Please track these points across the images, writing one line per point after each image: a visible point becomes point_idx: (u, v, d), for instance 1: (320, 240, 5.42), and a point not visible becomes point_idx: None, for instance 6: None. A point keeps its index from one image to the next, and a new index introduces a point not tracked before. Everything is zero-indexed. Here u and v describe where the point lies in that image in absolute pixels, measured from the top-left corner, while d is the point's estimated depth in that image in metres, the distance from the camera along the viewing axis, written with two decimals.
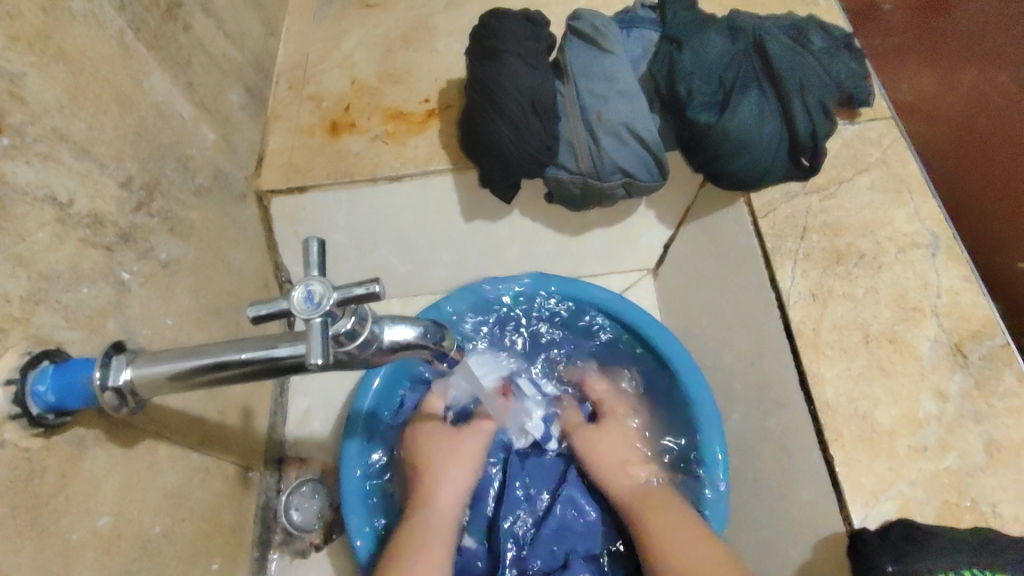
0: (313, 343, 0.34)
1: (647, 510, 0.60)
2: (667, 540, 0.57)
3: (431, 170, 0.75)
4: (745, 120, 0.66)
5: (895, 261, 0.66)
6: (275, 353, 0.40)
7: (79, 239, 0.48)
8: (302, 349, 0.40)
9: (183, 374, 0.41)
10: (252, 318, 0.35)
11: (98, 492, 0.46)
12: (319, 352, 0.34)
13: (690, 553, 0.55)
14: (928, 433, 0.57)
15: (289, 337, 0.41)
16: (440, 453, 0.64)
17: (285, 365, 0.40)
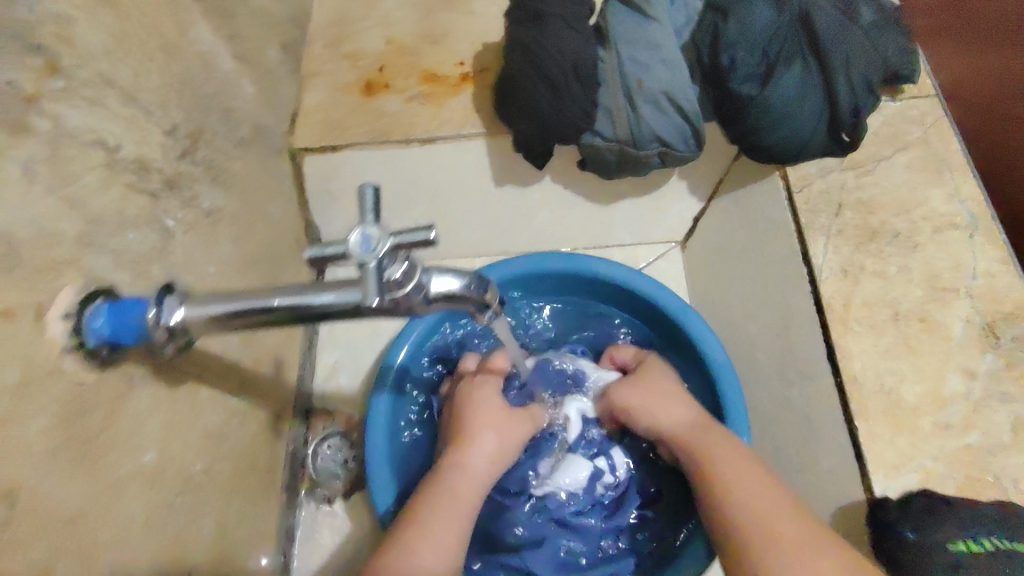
0: (368, 285, 0.36)
1: (716, 459, 0.55)
2: (733, 484, 0.52)
3: (465, 133, 0.76)
4: (787, 94, 0.65)
5: (929, 241, 0.65)
6: (322, 301, 0.41)
7: (125, 185, 0.49)
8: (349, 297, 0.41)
9: (231, 317, 0.42)
10: (308, 258, 0.37)
11: (146, 427, 0.48)
12: (374, 292, 0.36)
13: (753, 495, 0.51)
14: (953, 411, 0.57)
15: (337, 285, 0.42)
16: (473, 414, 0.62)
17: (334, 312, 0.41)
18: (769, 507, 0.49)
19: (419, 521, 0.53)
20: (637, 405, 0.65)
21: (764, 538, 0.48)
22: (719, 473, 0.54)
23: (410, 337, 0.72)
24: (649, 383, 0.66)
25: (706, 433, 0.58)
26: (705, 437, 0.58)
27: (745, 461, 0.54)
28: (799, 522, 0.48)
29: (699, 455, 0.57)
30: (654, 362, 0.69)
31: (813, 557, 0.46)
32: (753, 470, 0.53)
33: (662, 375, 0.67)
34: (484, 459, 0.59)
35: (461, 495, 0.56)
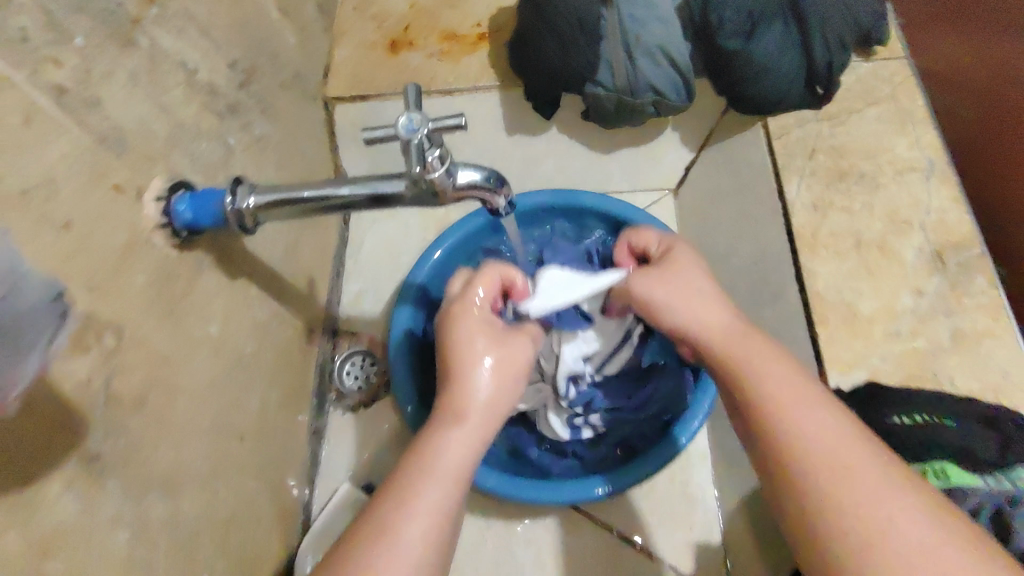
0: (410, 157, 0.45)
1: (766, 383, 0.46)
2: (789, 408, 0.44)
3: (480, 86, 0.84)
4: (768, 49, 0.74)
5: (891, 182, 0.74)
6: (343, 192, 0.50)
7: (200, 103, 0.58)
8: (363, 190, 0.50)
9: (279, 204, 0.52)
10: (365, 138, 0.45)
11: (211, 304, 0.58)
12: (415, 163, 0.45)
13: (812, 422, 0.43)
14: (903, 321, 0.66)
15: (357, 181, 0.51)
16: (467, 342, 0.52)
17: (351, 202, 0.51)
18: (822, 427, 0.42)
19: (425, 449, 0.46)
20: (662, 303, 0.56)
21: (818, 455, 0.41)
22: (764, 386, 0.46)
23: (433, 256, 0.81)
24: (679, 282, 0.56)
25: (751, 349, 0.49)
26: (746, 353, 0.48)
27: (802, 387, 0.45)
28: (854, 437, 0.42)
29: (749, 373, 0.47)
30: (682, 259, 0.59)
31: (891, 488, 0.39)
32: (799, 378, 0.46)
33: (685, 266, 0.58)
34: (479, 401, 0.49)
35: (470, 423, 0.48)
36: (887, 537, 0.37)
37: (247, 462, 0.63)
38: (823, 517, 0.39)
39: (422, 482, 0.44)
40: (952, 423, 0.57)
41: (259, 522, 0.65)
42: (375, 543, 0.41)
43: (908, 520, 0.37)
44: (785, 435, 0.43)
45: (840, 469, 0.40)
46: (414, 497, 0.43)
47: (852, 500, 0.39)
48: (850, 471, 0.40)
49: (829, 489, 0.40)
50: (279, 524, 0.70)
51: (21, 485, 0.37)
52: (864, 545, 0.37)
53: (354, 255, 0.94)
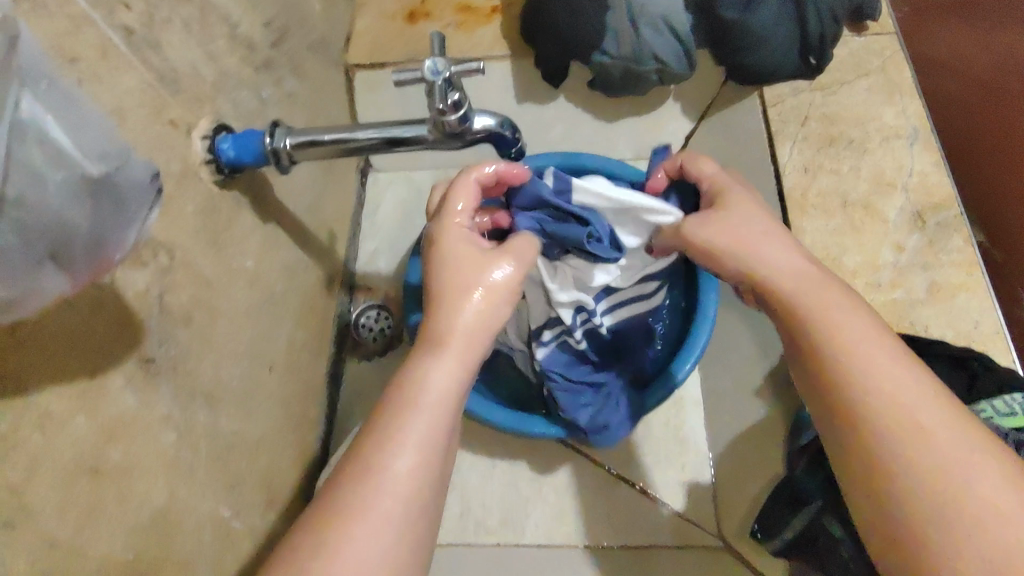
0: (434, 98, 0.50)
1: (846, 333, 0.46)
2: (872, 361, 0.45)
3: (493, 55, 0.91)
4: (766, 19, 0.79)
5: (878, 148, 0.78)
6: (359, 135, 0.56)
7: (240, 56, 0.63)
8: (377, 132, 0.56)
9: (302, 146, 0.58)
10: (395, 80, 0.51)
11: (247, 241, 0.63)
12: (439, 101, 0.50)
13: (898, 382, 0.44)
14: (884, 274, 0.71)
15: (370, 124, 0.57)
16: (457, 271, 0.52)
17: (365, 144, 0.57)
18: (905, 388, 0.43)
19: (410, 383, 0.46)
20: (719, 249, 0.55)
21: (897, 414, 0.42)
22: (848, 338, 0.46)
23: None
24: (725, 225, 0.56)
25: (829, 300, 0.48)
26: (822, 302, 0.48)
27: (881, 342, 0.46)
28: (930, 395, 0.43)
29: (839, 336, 0.46)
30: (733, 205, 0.57)
31: (984, 475, 0.40)
32: (878, 333, 0.47)
33: (741, 211, 0.56)
34: (461, 335, 0.49)
35: (453, 355, 0.48)
36: (958, 494, 0.39)
37: (276, 390, 0.69)
38: (904, 476, 0.41)
39: (410, 419, 0.44)
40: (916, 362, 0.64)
41: (285, 447, 0.71)
42: (361, 478, 0.42)
43: (978, 483, 0.39)
44: (860, 392, 0.44)
45: (920, 436, 0.41)
46: (400, 433, 0.44)
47: (923, 459, 0.41)
48: (925, 434, 0.41)
49: (914, 451, 0.41)
50: (301, 453, 0.75)
51: (96, 371, 0.43)
52: (933, 506, 0.40)
53: (370, 215, 0.99)
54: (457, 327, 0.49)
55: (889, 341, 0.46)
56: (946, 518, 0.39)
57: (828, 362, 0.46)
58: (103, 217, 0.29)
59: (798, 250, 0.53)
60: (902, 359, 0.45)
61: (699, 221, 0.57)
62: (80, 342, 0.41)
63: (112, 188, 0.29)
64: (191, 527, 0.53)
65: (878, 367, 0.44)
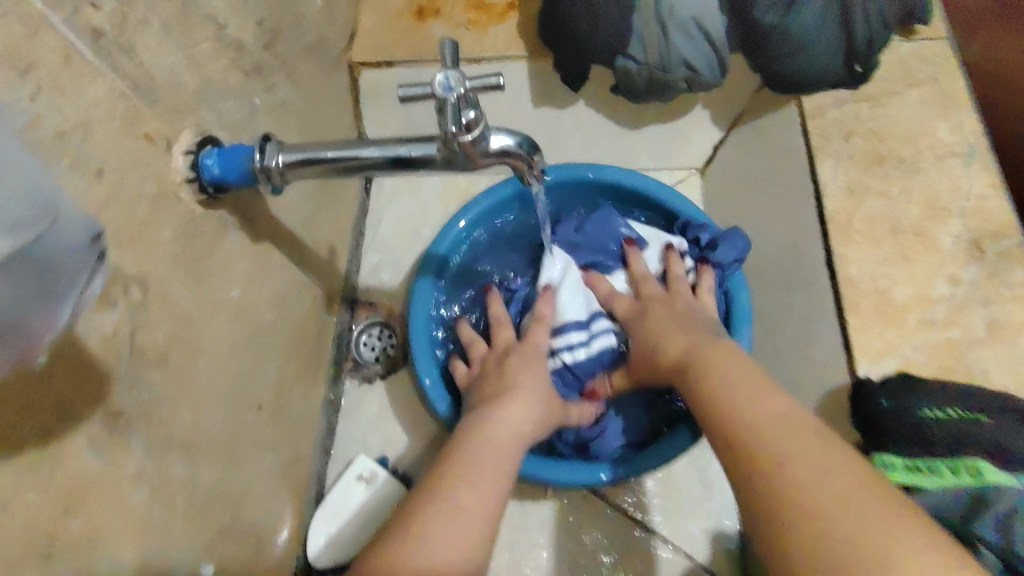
0: (446, 116, 0.43)
1: (740, 404, 0.47)
2: (748, 420, 0.45)
3: (509, 55, 0.82)
4: (807, 23, 0.71)
5: (932, 167, 0.71)
6: (364, 154, 0.49)
7: (228, 59, 0.57)
8: (385, 151, 0.49)
9: (296, 164, 0.51)
10: (403, 96, 0.44)
11: (233, 266, 0.57)
12: (452, 122, 0.43)
13: (763, 416, 0.44)
14: (938, 310, 0.64)
15: (376, 141, 0.50)
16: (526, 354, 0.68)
17: (369, 163, 0.49)
18: (775, 421, 0.44)
19: (477, 448, 0.54)
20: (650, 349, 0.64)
21: (767, 454, 0.42)
22: (747, 407, 0.46)
23: (457, 226, 0.79)
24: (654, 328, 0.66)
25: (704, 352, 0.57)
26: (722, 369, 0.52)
27: (775, 402, 0.45)
28: (827, 447, 0.40)
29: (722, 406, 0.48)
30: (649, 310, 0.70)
31: (896, 521, 0.35)
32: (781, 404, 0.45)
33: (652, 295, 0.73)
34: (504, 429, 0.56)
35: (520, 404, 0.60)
36: (810, 514, 0.37)
37: (264, 429, 0.63)
38: (772, 511, 0.39)
39: (473, 476, 0.51)
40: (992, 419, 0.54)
41: (275, 489, 0.65)
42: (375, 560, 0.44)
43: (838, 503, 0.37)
44: (742, 430, 0.44)
45: (786, 460, 0.40)
46: (461, 483, 0.50)
47: (793, 486, 0.39)
48: (779, 458, 0.41)
49: (778, 482, 0.40)
50: (293, 493, 0.69)
51: (51, 436, 0.37)
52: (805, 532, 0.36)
53: (373, 226, 0.93)
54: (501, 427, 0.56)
55: (768, 392, 0.47)
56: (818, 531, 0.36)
57: (720, 420, 0.47)
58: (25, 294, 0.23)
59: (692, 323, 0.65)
60: (775, 397, 0.46)
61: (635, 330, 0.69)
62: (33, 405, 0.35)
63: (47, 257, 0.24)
64: None
65: (749, 419, 0.45)
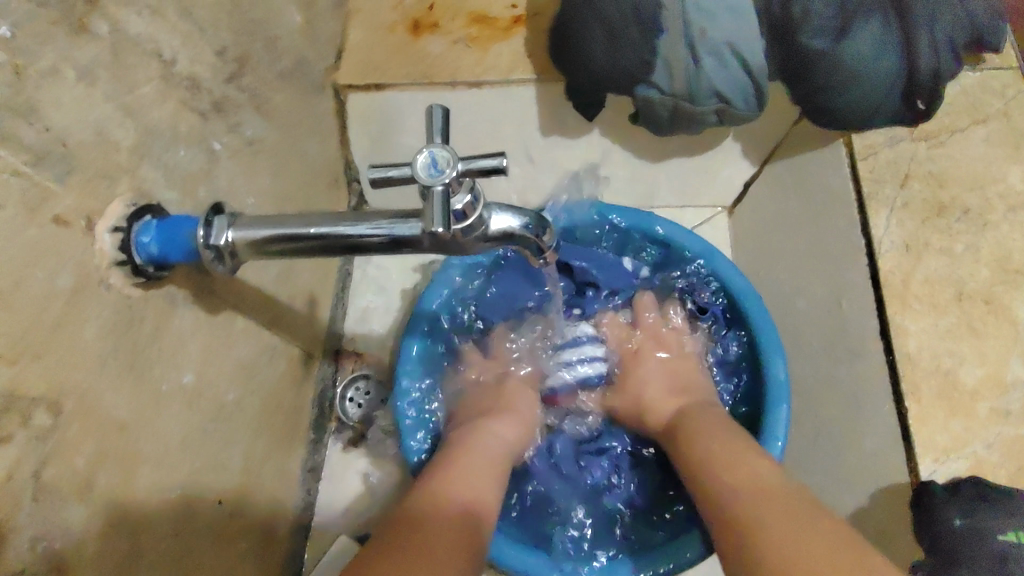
0: (431, 211, 0.33)
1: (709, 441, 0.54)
2: (726, 454, 0.52)
3: (514, 79, 0.73)
4: (864, 52, 0.60)
5: (1003, 221, 0.61)
6: (351, 231, 0.40)
7: (179, 101, 0.48)
8: (363, 230, 0.40)
9: (256, 244, 0.42)
10: (377, 180, 0.35)
11: (184, 348, 0.48)
12: (438, 221, 0.33)
13: (725, 450, 0.52)
14: (1014, 397, 0.54)
15: (352, 217, 0.41)
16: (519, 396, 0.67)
17: (345, 242, 0.40)
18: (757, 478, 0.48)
19: (462, 453, 0.55)
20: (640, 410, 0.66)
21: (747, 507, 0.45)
22: (708, 441, 0.55)
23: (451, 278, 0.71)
24: (639, 388, 0.68)
25: (707, 418, 0.59)
26: (703, 429, 0.57)
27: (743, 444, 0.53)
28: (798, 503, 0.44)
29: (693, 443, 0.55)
30: (644, 365, 0.69)
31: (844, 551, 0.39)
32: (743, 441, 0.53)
33: (646, 350, 0.71)
34: (492, 442, 0.59)
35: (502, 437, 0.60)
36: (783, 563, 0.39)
37: (227, 525, 0.54)
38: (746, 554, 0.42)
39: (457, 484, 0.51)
40: None
41: None
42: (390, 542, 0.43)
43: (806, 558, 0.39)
44: (714, 482, 0.50)
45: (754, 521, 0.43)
46: (450, 485, 0.51)
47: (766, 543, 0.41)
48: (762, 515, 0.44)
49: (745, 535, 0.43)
50: None
51: None
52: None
53: (362, 264, 0.84)
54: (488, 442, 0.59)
55: (749, 451, 0.51)
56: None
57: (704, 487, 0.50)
58: None
59: (687, 386, 0.66)
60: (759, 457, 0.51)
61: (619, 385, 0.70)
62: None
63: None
64: None
65: (723, 448, 0.53)
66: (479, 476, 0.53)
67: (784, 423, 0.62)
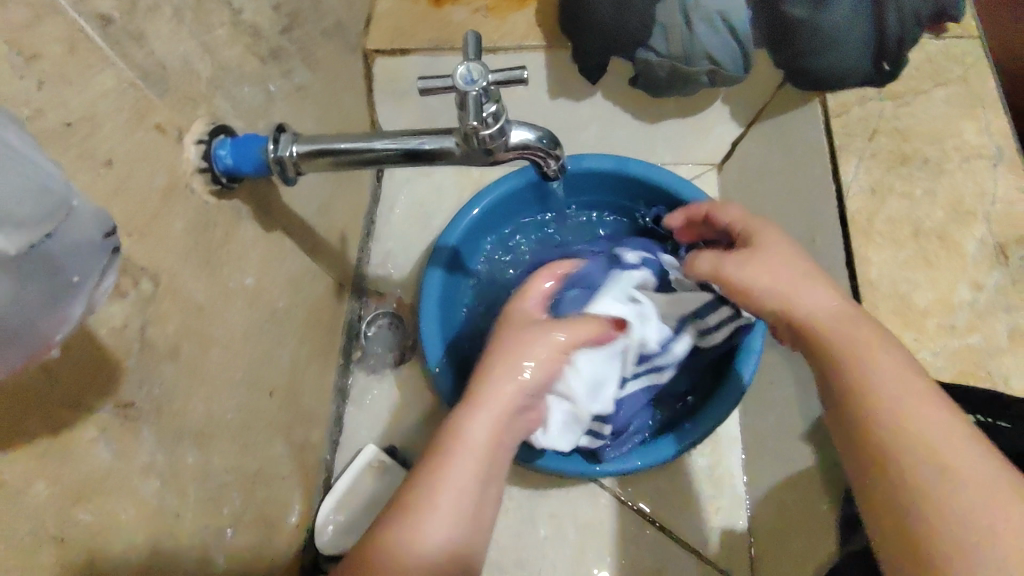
0: (468, 110, 0.42)
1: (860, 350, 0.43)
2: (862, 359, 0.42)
3: (526, 45, 0.81)
4: (839, 20, 0.69)
5: (957, 169, 0.69)
6: (375, 148, 0.48)
7: (245, 46, 0.56)
8: (395, 143, 0.48)
9: (310, 155, 0.50)
10: (422, 89, 0.43)
11: (247, 255, 0.56)
12: (474, 117, 0.42)
13: (889, 378, 0.40)
14: (959, 316, 0.63)
15: (382, 134, 0.49)
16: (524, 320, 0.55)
17: (376, 155, 0.49)
18: (931, 419, 0.37)
19: (461, 431, 0.45)
20: (768, 302, 0.50)
21: (923, 449, 0.36)
22: (868, 355, 0.42)
23: (469, 216, 0.76)
24: (767, 278, 0.51)
25: (853, 326, 0.45)
26: (850, 335, 0.44)
27: (907, 367, 0.41)
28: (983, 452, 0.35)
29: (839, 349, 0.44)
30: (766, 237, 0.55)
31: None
32: (899, 359, 0.41)
33: (776, 247, 0.53)
34: (489, 425, 0.46)
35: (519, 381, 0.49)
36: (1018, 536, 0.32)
37: (275, 416, 0.63)
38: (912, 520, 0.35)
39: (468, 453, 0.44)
40: (1005, 425, 0.55)
41: (282, 479, 0.65)
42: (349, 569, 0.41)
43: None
44: (886, 409, 0.39)
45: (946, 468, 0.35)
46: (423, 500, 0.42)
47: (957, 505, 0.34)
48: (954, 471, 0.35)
49: (929, 470, 0.35)
50: (301, 483, 0.70)
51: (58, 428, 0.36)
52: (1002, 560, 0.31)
53: (384, 214, 0.92)
54: (471, 426, 0.46)
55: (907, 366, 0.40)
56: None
57: (861, 406, 0.40)
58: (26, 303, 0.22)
59: (816, 272, 0.50)
60: (932, 397, 0.39)
61: (739, 264, 0.54)
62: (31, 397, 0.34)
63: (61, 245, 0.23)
64: None
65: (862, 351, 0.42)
66: (463, 477, 0.43)
67: (752, 364, 0.69)
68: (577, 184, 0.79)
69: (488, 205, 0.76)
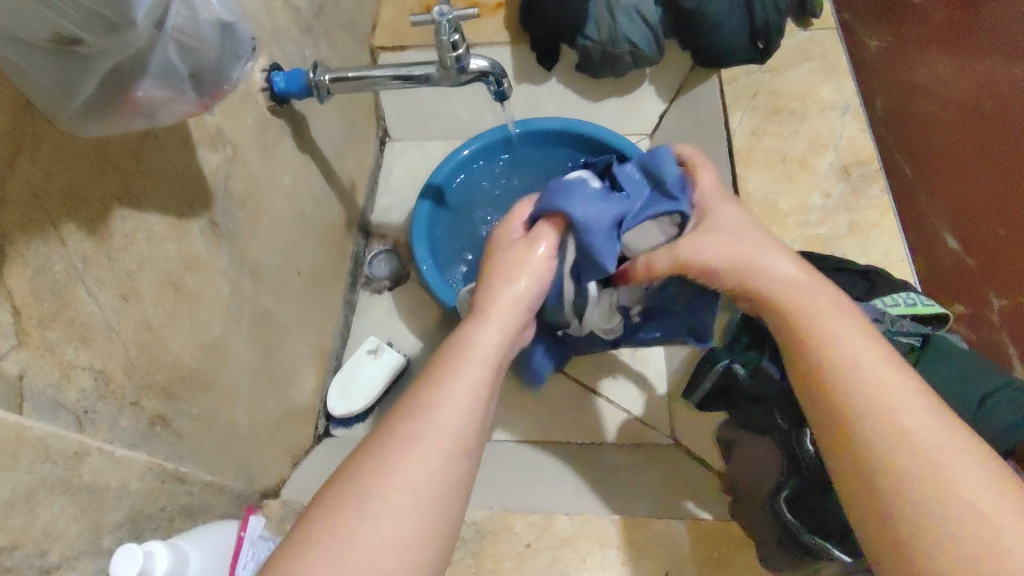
0: (441, 27, 0.64)
1: (839, 337, 0.46)
2: (847, 347, 0.46)
3: (496, 41, 1.06)
4: (719, 9, 0.93)
5: (816, 117, 0.93)
6: (374, 73, 0.72)
7: (290, 18, 0.79)
8: (388, 72, 0.72)
9: (338, 79, 0.73)
10: (411, 22, 0.66)
11: (288, 162, 0.78)
12: (443, 33, 0.64)
13: (864, 358, 0.45)
14: (812, 214, 0.85)
15: (380, 67, 0.73)
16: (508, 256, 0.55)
17: (377, 79, 0.73)
18: (880, 383, 0.44)
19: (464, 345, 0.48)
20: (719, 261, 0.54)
21: (873, 409, 0.43)
22: (826, 325, 0.48)
23: (451, 160, 0.98)
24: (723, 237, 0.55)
25: (816, 294, 0.50)
26: (811, 304, 0.49)
27: (862, 336, 0.47)
28: (949, 433, 0.41)
29: (805, 323, 0.48)
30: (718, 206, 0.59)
31: (992, 489, 0.38)
32: (861, 329, 0.47)
33: (730, 220, 0.56)
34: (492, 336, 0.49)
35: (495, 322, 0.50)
36: (944, 494, 0.38)
37: (302, 292, 0.83)
38: (857, 475, 0.42)
39: (431, 433, 0.42)
40: (828, 262, 0.76)
41: (304, 345, 0.84)
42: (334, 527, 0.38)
43: (979, 497, 0.38)
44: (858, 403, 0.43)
45: (900, 439, 0.41)
46: (401, 460, 0.40)
47: (892, 461, 0.41)
48: (909, 437, 0.41)
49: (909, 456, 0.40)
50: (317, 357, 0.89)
51: (182, 213, 0.56)
52: (922, 511, 0.38)
53: (385, 176, 1.15)
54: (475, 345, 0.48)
55: (868, 342, 0.46)
56: (948, 517, 0.38)
57: (824, 380, 0.46)
58: (222, 56, 0.43)
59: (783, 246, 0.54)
60: (883, 362, 0.45)
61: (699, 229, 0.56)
62: (170, 183, 0.54)
63: (235, 36, 0.43)
64: (233, 369, 0.65)
65: (829, 331, 0.47)
66: (435, 432, 0.42)
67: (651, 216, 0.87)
68: (531, 136, 1.01)
69: (467, 152, 0.99)
